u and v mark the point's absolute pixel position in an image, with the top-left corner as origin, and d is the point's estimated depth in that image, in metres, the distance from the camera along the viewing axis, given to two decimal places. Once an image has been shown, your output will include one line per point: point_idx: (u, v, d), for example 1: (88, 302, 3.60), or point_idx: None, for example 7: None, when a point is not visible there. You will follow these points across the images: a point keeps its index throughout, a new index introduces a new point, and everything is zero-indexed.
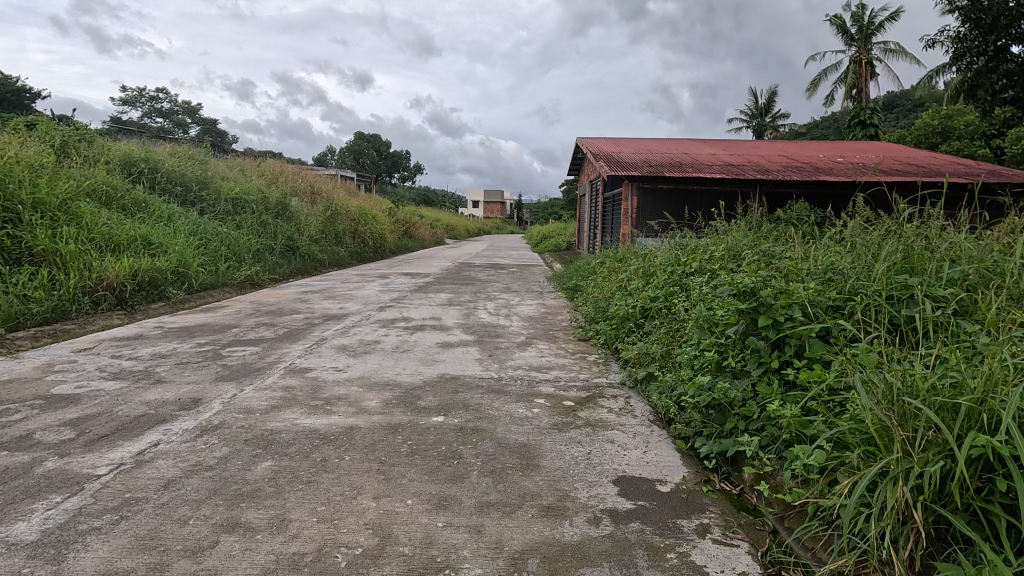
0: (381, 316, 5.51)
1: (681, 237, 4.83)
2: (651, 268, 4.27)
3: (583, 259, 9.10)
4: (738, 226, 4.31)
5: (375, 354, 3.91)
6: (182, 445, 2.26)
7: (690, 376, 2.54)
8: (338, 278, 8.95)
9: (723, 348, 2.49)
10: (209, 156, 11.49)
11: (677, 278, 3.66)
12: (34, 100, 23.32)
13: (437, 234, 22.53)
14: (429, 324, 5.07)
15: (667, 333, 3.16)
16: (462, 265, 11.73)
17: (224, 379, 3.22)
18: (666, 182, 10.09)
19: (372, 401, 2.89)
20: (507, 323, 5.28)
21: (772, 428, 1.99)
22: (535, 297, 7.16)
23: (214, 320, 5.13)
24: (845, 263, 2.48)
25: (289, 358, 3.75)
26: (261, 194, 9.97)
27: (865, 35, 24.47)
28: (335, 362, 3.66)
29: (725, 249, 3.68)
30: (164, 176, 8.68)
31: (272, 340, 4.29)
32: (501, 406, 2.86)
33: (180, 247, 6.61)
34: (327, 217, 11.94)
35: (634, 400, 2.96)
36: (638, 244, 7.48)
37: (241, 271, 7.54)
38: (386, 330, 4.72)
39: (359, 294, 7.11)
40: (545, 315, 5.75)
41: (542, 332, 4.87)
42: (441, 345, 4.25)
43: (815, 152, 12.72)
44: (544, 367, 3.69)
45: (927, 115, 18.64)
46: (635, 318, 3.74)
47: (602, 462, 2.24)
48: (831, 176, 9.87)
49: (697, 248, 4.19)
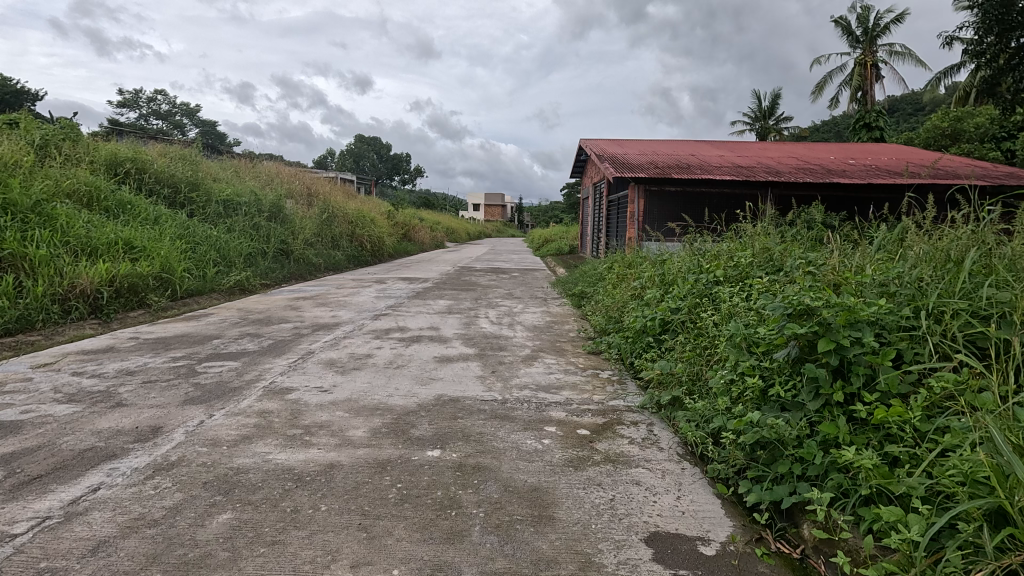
0: (375, 325, 5.14)
1: (699, 241, 4.47)
2: (668, 275, 3.90)
3: (589, 264, 8.73)
4: (764, 231, 3.97)
5: (366, 371, 3.53)
6: (126, 491, 1.89)
7: (729, 405, 2.18)
8: (332, 283, 8.58)
9: (767, 374, 2.13)
10: (201, 156, 11.13)
11: (703, 289, 3.31)
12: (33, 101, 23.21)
13: (437, 237, 22.17)
14: (426, 335, 4.69)
15: (694, 351, 2.80)
16: (463, 270, 11.36)
17: (193, 402, 2.84)
18: (674, 184, 9.75)
19: (359, 430, 2.52)
20: (511, 334, 4.90)
21: (842, 477, 1.63)
22: (539, 304, 6.78)
23: (195, 330, 4.75)
24: (912, 274, 2.14)
25: (270, 375, 3.38)
26: (255, 196, 9.61)
27: (871, 37, 24.13)
28: (321, 380, 3.29)
29: (756, 259, 3.34)
30: (152, 176, 8.32)
31: (254, 354, 3.91)
32: (506, 436, 2.49)
33: (165, 251, 6.25)
34: (323, 220, 11.58)
35: (658, 428, 2.59)
36: (647, 249, 7.11)
37: (231, 276, 7.17)
38: (379, 343, 4.35)
39: (354, 301, 6.74)
40: (551, 324, 5.37)
41: (548, 344, 4.50)
42: (439, 360, 3.87)
43: (826, 153, 12.35)
44: (553, 386, 3.32)
45: (935, 117, 18.36)
46: (653, 332, 3.37)
47: (629, 513, 1.86)
48: (845, 178, 9.51)
49: (720, 255, 3.83)
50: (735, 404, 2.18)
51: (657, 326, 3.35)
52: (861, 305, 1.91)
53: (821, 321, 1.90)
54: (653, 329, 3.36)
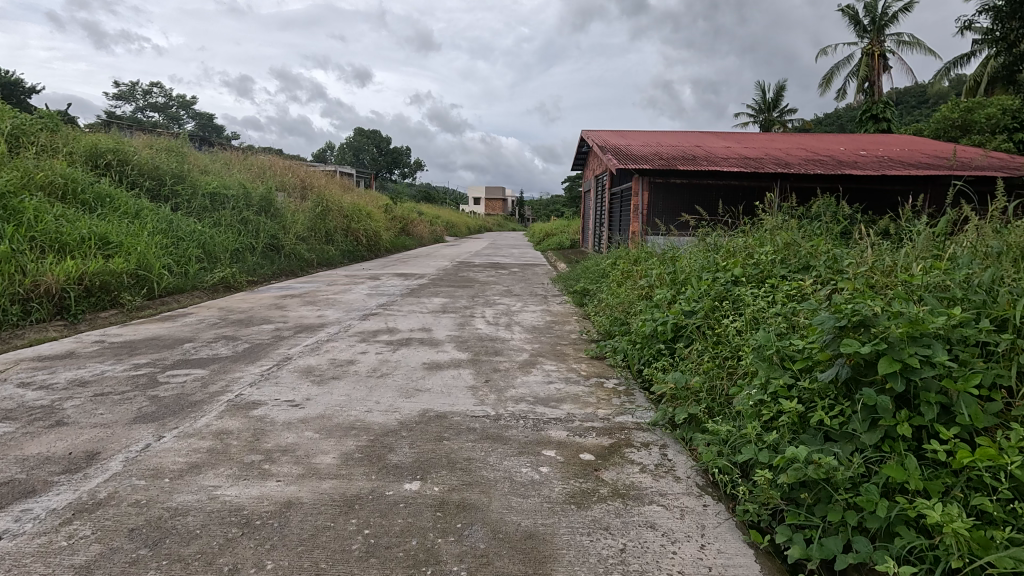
0: (363, 326, 4.80)
1: (713, 235, 4.13)
2: (680, 274, 3.55)
3: (591, 260, 8.37)
4: (785, 225, 3.65)
5: (345, 380, 3.19)
6: (31, 543, 1.55)
7: (759, 431, 1.84)
8: (323, 280, 8.24)
9: (806, 397, 1.80)
10: (190, 148, 10.76)
11: (721, 289, 2.96)
12: (26, 94, 22.86)
13: (436, 231, 21.78)
14: (417, 337, 4.35)
15: (714, 362, 2.45)
16: (461, 265, 11.00)
17: (144, 420, 2.50)
18: (680, 176, 9.37)
19: (328, 456, 2.18)
20: (509, 336, 4.55)
21: (917, 536, 1.30)
22: (539, 302, 6.45)
23: (168, 332, 4.41)
24: (981, 280, 1.84)
25: (238, 386, 3.04)
26: (244, 189, 9.25)
27: (878, 26, 23.62)
28: (294, 392, 2.94)
29: (780, 258, 3.02)
30: (135, 168, 7.97)
31: (226, 361, 3.57)
32: (498, 464, 2.15)
33: (142, 246, 5.90)
34: (316, 214, 11.22)
35: (672, 452, 2.26)
36: (652, 244, 6.77)
37: (215, 273, 6.83)
38: (365, 347, 4.00)
39: (343, 300, 6.38)
40: (551, 325, 5.02)
41: (548, 347, 4.17)
42: (428, 367, 3.52)
43: (835, 145, 11.96)
44: (553, 398, 2.98)
45: (945, 107, 18.00)
46: (664, 338, 3.02)
47: (644, 570, 1.52)
48: (858, 169, 9.11)
49: (735, 252, 3.49)
50: (768, 430, 1.85)
51: (667, 331, 2.99)
52: (925, 314, 1.58)
53: (878, 333, 1.56)
54: (662, 335, 3.00)
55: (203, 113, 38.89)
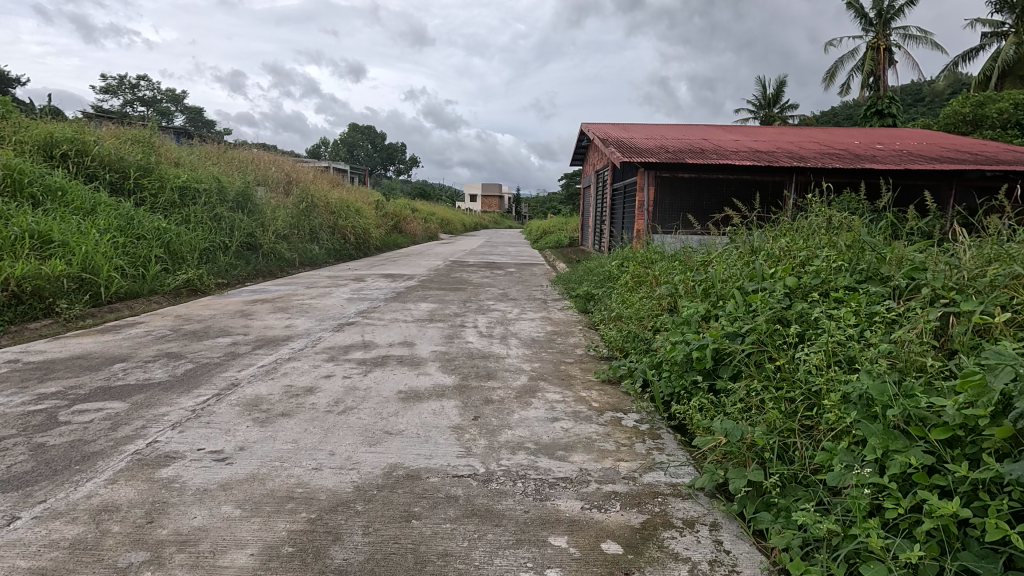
0: (335, 340, 4.13)
1: (744, 236, 3.52)
2: (712, 284, 2.90)
3: (593, 260, 7.72)
4: (834, 223, 3.04)
5: (296, 419, 2.52)
6: None
7: (886, 540, 1.21)
8: (302, 282, 7.57)
9: (968, 493, 1.17)
10: (164, 139, 10.03)
11: (773, 303, 2.32)
12: (9, 85, 22.17)
13: (430, 228, 21.06)
14: (395, 355, 3.67)
15: (783, 411, 1.82)
16: (454, 265, 10.35)
17: (3, 488, 1.83)
18: (688, 169, 8.72)
19: (242, 554, 1.52)
20: (505, 352, 3.89)
21: None
22: (538, 308, 5.81)
23: (101, 349, 3.73)
24: None
25: (156, 428, 2.36)
26: (218, 182, 8.52)
27: (884, 20, 22.98)
28: (227, 438, 2.27)
29: (847, 273, 2.41)
30: (96, 160, 7.26)
31: (156, 389, 2.90)
32: (486, 567, 1.50)
33: (88, 246, 5.21)
34: (300, 211, 10.51)
35: (732, 543, 1.62)
36: (662, 245, 6.14)
37: (179, 275, 6.13)
38: (330, 369, 3.32)
39: (319, 306, 5.69)
40: (551, 338, 4.35)
41: (551, 367, 3.53)
42: (403, 397, 2.85)
43: (848, 138, 11.34)
44: (560, 444, 2.32)
45: (956, 102, 17.34)
46: (698, 367, 2.37)
47: None
48: (879, 164, 8.50)
49: (778, 255, 2.87)
50: (900, 539, 1.21)
51: (701, 358, 2.33)
52: None
53: None
54: (696, 363, 2.35)
55: (193, 107, 38.00)
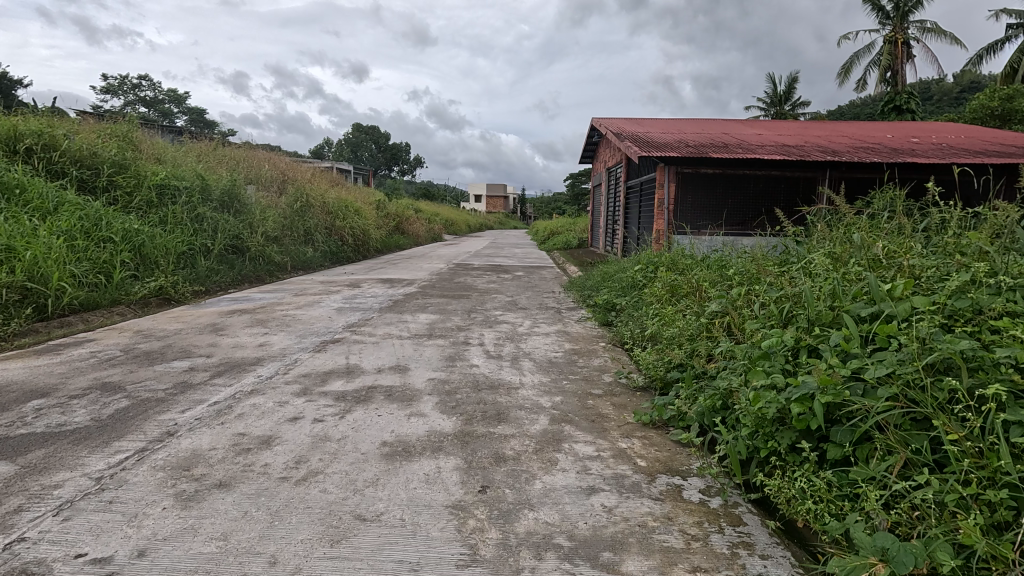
0: (314, 364, 3.43)
1: (817, 245, 2.80)
2: (794, 304, 2.19)
3: (610, 264, 7.02)
4: (942, 224, 2.34)
5: (236, 494, 1.82)
6: None
7: None
8: (291, 289, 6.89)
9: None
10: (148, 135, 9.37)
11: (909, 334, 1.61)
12: (9, 85, 21.69)
13: (434, 229, 20.37)
14: (383, 387, 2.97)
15: (985, 527, 1.13)
16: (458, 268, 9.65)
17: None
18: (712, 166, 8.00)
19: None
20: (519, 381, 3.18)
21: None
22: (552, 320, 5.11)
23: (24, 378, 3.04)
24: None
25: (34, 513, 1.67)
26: (202, 180, 7.86)
27: (902, 13, 21.77)
28: (127, 533, 1.58)
29: (1003, 292, 1.70)
30: (65, 156, 6.61)
31: (64, 442, 2.21)
32: None
33: (38, 251, 4.55)
34: (292, 211, 9.84)
35: None
36: (692, 248, 5.41)
37: (148, 283, 5.46)
38: (299, 409, 2.62)
39: (304, 318, 5.00)
40: (571, 360, 3.64)
41: (577, 403, 2.82)
42: (387, 453, 2.15)
43: (881, 132, 10.55)
44: (605, 541, 1.61)
45: (983, 96, 16.54)
46: (797, 427, 1.68)
47: None
48: (921, 157, 7.73)
49: (883, 264, 2.16)
50: None
51: (803, 417, 1.64)
52: None
53: None
54: (795, 423, 1.66)
55: (194, 107, 37.38)
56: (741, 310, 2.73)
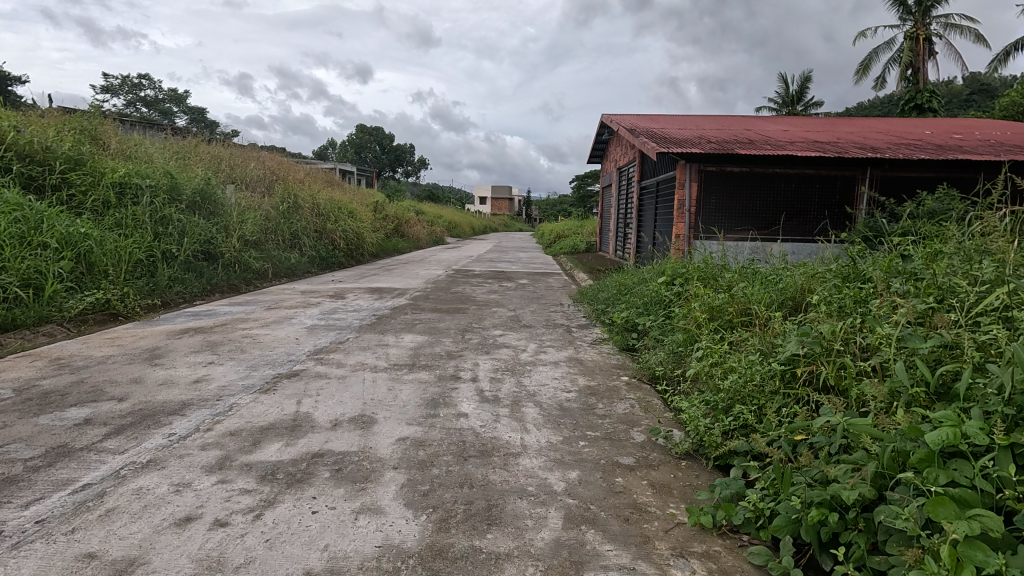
0: (252, 414, 2.61)
1: (940, 271, 2.00)
2: (966, 371, 1.37)
3: (626, 273, 6.17)
4: None
5: None
6: None
7: None
8: (264, 301, 6.10)
9: None
10: (120, 129, 8.58)
11: None
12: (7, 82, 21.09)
13: (435, 231, 19.57)
14: (333, 456, 2.15)
15: None
16: (455, 276, 8.81)
17: None
18: (739, 162, 7.14)
19: None
20: (519, 442, 2.34)
21: None
22: (561, 342, 4.28)
23: None
24: None
25: None
26: (171, 178, 7.04)
27: (924, 8, 20.94)
28: None
29: None
30: (11, 150, 5.85)
31: None
32: None
33: None
34: (277, 213, 9.05)
35: None
36: (726, 258, 4.58)
37: (88, 297, 4.68)
38: (199, 500, 1.80)
39: (265, 341, 4.19)
40: (588, 406, 2.80)
41: (603, 486, 1.98)
42: None
43: (918, 129, 9.66)
44: None
45: (1013, 93, 15.66)
46: None
47: None
48: (976, 154, 6.84)
49: None
50: None
51: None
52: None
53: None
54: None
55: (194, 107, 36.66)
56: (841, 359, 1.91)
